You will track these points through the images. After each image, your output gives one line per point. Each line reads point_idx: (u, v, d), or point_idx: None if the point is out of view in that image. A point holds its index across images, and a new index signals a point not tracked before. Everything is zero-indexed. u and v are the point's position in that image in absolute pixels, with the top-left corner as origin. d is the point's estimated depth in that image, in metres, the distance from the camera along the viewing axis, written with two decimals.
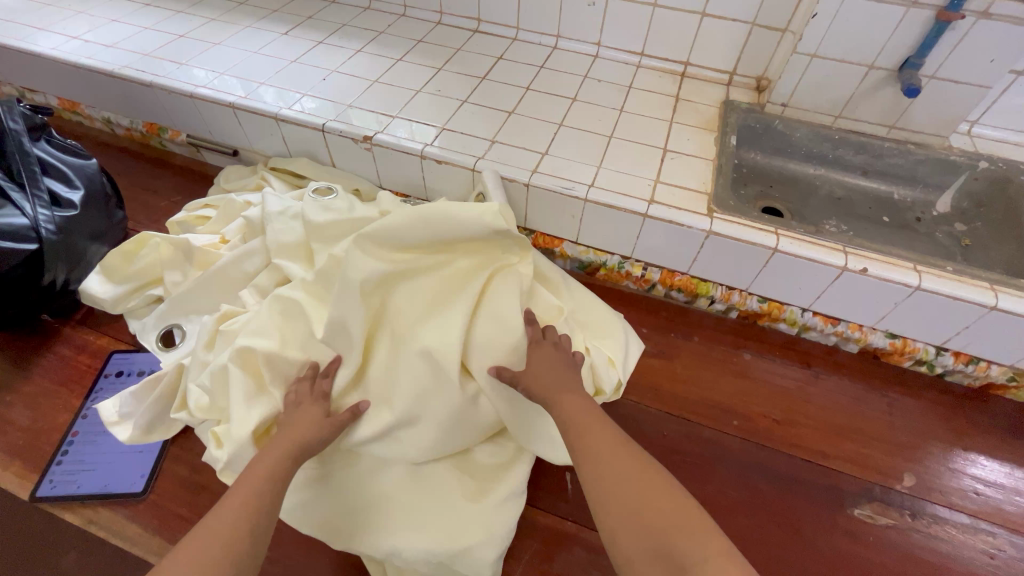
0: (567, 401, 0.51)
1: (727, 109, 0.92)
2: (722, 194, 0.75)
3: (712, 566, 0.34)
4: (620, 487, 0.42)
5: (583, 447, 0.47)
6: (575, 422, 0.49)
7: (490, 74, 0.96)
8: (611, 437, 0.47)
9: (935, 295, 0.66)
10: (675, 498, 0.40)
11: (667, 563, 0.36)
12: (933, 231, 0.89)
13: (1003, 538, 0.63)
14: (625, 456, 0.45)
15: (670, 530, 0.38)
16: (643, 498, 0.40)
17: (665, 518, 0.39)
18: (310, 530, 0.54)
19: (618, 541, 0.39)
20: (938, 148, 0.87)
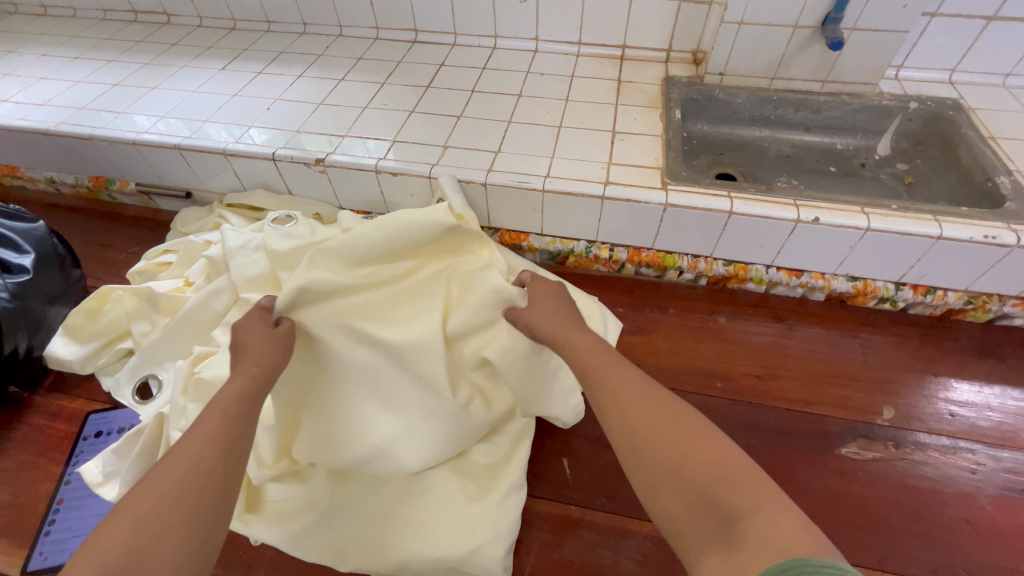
0: (581, 352, 0.50)
1: (668, 85, 0.95)
2: (674, 166, 0.77)
3: (762, 520, 0.33)
4: (654, 439, 0.40)
5: (610, 399, 0.45)
6: (596, 371, 0.48)
7: (434, 81, 0.98)
8: (639, 385, 0.45)
9: (887, 234, 0.68)
10: (714, 445, 0.38)
11: (713, 517, 0.35)
12: (878, 174, 0.93)
13: (982, 453, 0.66)
14: (656, 403, 0.42)
15: (712, 481, 0.36)
16: (679, 449, 0.38)
17: (703, 467, 0.37)
18: (317, 555, 0.56)
19: (657, 495, 0.38)
20: (871, 95, 0.91)
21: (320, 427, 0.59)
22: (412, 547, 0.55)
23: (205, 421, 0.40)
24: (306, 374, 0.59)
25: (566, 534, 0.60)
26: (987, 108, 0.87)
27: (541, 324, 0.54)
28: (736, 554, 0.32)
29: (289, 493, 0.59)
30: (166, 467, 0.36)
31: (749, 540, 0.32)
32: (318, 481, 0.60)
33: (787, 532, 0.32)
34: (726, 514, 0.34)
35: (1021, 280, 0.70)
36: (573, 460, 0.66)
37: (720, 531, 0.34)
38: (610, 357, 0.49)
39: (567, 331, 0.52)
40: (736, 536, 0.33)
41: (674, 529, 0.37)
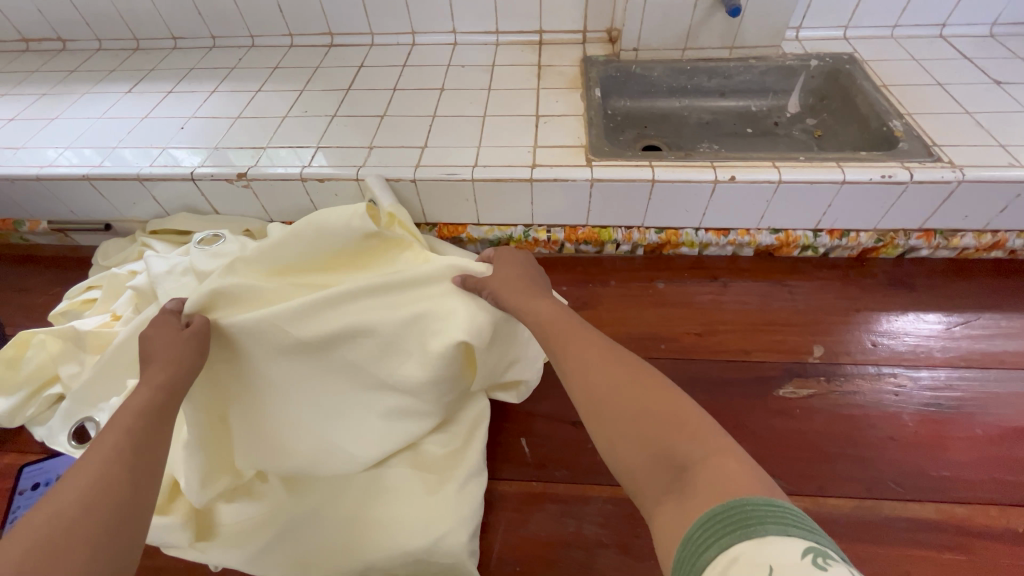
0: (547, 321, 0.51)
1: (587, 65, 0.97)
2: (597, 143, 0.80)
3: (711, 464, 0.33)
4: (612, 396, 0.41)
5: (573, 361, 0.45)
6: (560, 337, 0.48)
7: (354, 83, 0.96)
8: (599, 347, 0.45)
9: (797, 184, 0.72)
10: (671, 399, 0.38)
11: (667, 465, 0.35)
12: (791, 130, 0.98)
13: (903, 376, 0.71)
14: (615, 362, 0.43)
15: (667, 431, 0.36)
16: (636, 403, 0.39)
17: (658, 419, 0.37)
18: (280, 571, 0.56)
19: (615, 449, 0.39)
20: (775, 57, 0.95)
21: (253, 435, 0.58)
22: (376, 546, 0.56)
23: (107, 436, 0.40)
24: (232, 389, 0.58)
25: (529, 510, 0.62)
26: (879, 59, 0.94)
27: (506, 293, 0.56)
28: (688, 498, 0.33)
29: (246, 512, 0.59)
30: (68, 482, 0.35)
31: (700, 484, 0.33)
32: (272, 494, 0.60)
33: (736, 475, 0.32)
34: (680, 461, 0.35)
35: (920, 213, 0.76)
36: (531, 438, 0.68)
37: (674, 477, 0.35)
38: (577, 324, 0.50)
39: (532, 300, 0.54)
40: (689, 480, 0.34)
41: (632, 480, 0.38)
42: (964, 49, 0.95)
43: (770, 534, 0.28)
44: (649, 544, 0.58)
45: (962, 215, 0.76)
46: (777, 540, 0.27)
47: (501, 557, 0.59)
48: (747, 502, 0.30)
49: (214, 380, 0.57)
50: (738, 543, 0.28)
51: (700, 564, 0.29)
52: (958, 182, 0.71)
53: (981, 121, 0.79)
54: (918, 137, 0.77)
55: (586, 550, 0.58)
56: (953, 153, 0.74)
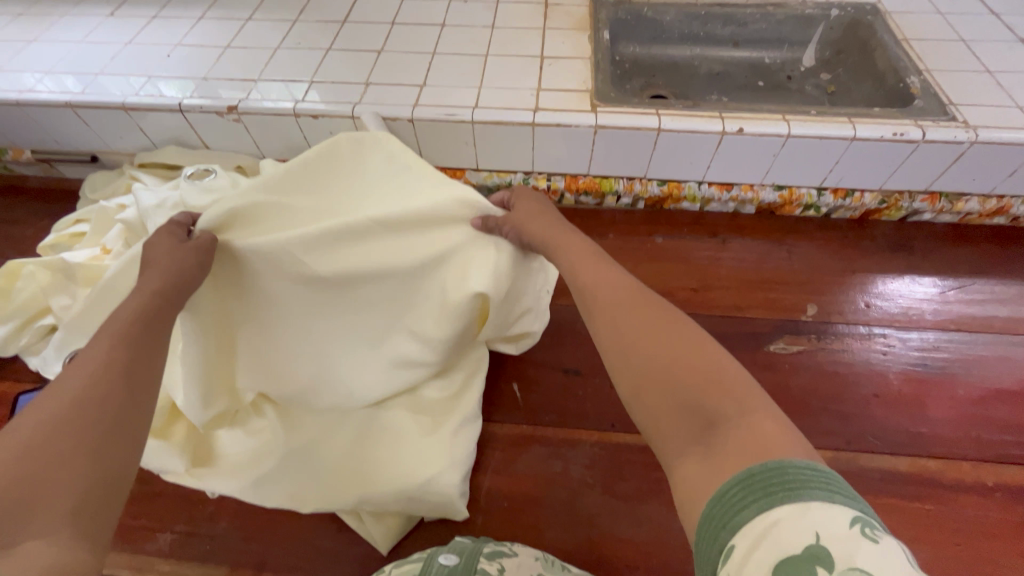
0: (586, 266, 0.48)
1: (596, 6, 0.92)
2: (603, 88, 0.77)
3: (750, 422, 0.31)
4: (642, 343, 0.38)
5: (604, 306, 0.43)
6: (595, 283, 0.46)
7: (350, 15, 0.91)
8: (634, 294, 0.43)
9: (806, 138, 0.70)
10: (708, 352, 0.36)
11: (697, 418, 0.34)
12: (803, 86, 0.95)
13: (892, 337, 0.72)
14: (652, 310, 0.40)
15: (703, 383, 0.34)
16: (669, 352, 0.37)
17: (691, 370, 0.35)
18: (275, 501, 0.57)
19: (639, 397, 0.37)
20: (795, 4, 0.90)
21: (257, 359, 0.60)
22: (368, 483, 0.57)
23: (97, 345, 0.39)
24: (237, 314, 0.57)
25: (519, 450, 0.63)
26: (902, 11, 0.89)
27: (530, 227, 0.54)
28: (715, 455, 0.31)
29: (248, 444, 0.61)
30: (55, 399, 0.34)
31: (733, 439, 0.31)
32: (271, 425, 0.62)
33: (774, 436, 0.30)
34: (713, 414, 0.33)
35: (928, 174, 0.75)
36: (523, 383, 0.69)
37: (703, 430, 0.33)
38: (610, 270, 0.47)
39: (561, 236, 0.52)
40: (720, 435, 0.32)
41: (655, 429, 0.36)
42: (992, 4, 0.90)
43: (813, 498, 0.26)
44: (632, 486, 0.60)
45: (970, 178, 0.75)
46: (821, 506, 0.26)
47: (489, 492, 0.61)
48: (789, 464, 0.28)
49: (221, 304, 0.56)
50: (784, 505, 0.26)
51: (732, 523, 0.28)
52: (970, 143, 0.69)
53: (1000, 80, 0.76)
54: (934, 95, 0.74)
55: (571, 489, 0.60)
56: (968, 113, 0.72)
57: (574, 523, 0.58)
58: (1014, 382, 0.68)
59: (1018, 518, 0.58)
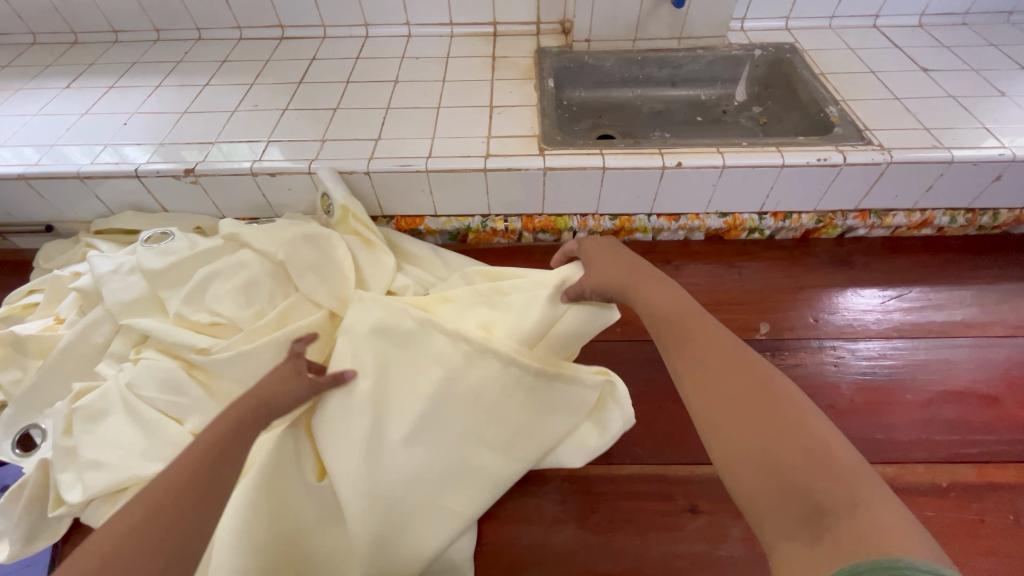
0: (675, 314, 0.47)
1: (540, 57, 0.98)
2: (549, 132, 0.81)
3: (862, 514, 0.28)
4: (737, 409, 0.36)
5: (698, 360, 0.41)
6: (687, 334, 0.44)
7: (307, 76, 0.95)
8: (722, 348, 0.41)
9: (740, 169, 0.75)
10: (821, 431, 0.33)
11: (802, 499, 0.30)
12: (738, 118, 1.01)
13: (842, 348, 0.75)
14: (744, 370, 0.38)
15: (810, 461, 0.31)
16: (774, 424, 0.34)
17: (801, 446, 0.32)
18: None
19: (731, 467, 0.35)
20: (722, 47, 0.99)
21: (319, 500, 0.56)
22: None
23: (203, 435, 0.42)
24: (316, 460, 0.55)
25: None
26: (817, 49, 0.98)
27: (608, 273, 0.56)
28: (821, 546, 0.28)
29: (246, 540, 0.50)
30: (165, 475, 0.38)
31: (845, 533, 0.28)
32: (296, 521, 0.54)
33: (892, 532, 0.27)
34: (821, 501, 0.30)
35: (856, 194, 0.80)
36: None
37: (806, 516, 0.30)
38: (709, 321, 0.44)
39: (645, 283, 0.52)
40: (826, 521, 0.29)
41: (752, 507, 0.33)
42: (896, 39, 1.00)
43: None
44: (605, 518, 0.60)
45: (894, 195, 0.81)
46: None
47: None
48: (899, 558, 0.25)
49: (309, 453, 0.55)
50: None
51: None
52: (887, 163, 0.75)
53: (909, 106, 0.84)
54: (851, 122, 0.81)
55: (544, 527, 0.60)
56: (883, 136, 0.78)
57: (550, 563, 0.58)
58: (957, 383, 0.71)
59: (976, 516, 0.60)
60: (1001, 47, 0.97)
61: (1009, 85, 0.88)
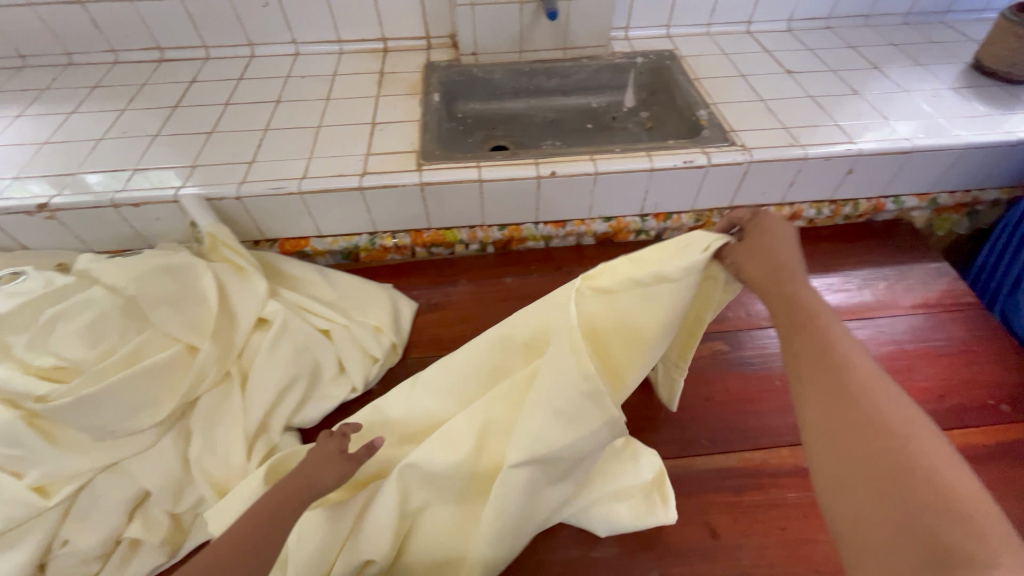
0: (800, 334, 0.45)
1: (429, 71, 0.99)
2: (429, 147, 0.81)
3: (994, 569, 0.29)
4: (865, 439, 0.37)
5: (822, 382, 0.41)
6: (814, 353, 0.43)
7: (183, 100, 0.92)
8: (858, 375, 0.40)
9: (612, 174, 0.78)
10: (950, 471, 0.33)
11: (920, 539, 0.31)
12: (626, 124, 1.04)
13: (723, 340, 0.78)
14: (877, 402, 0.38)
15: (938, 501, 0.32)
16: (900, 464, 0.34)
17: (929, 490, 0.33)
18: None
19: (843, 496, 0.36)
20: (606, 56, 1.02)
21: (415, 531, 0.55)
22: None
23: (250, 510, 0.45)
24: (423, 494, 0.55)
25: None
26: (695, 55, 1.03)
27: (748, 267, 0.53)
28: None
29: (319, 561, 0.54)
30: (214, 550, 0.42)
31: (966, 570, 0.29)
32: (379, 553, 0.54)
33: None
34: (945, 540, 0.30)
35: (727, 192, 0.84)
36: None
37: (923, 545, 0.31)
38: (842, 335, 0.44)
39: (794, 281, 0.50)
40: (942, 558, 0.30)
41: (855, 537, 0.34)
42: (767, 43, 1.06)
43: None
44: None
45: (762, 191, 0.85)
46: None
47: None
48: None
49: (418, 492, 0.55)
50: None
51: None
52: (747, 163, 0.79)
53: (772, 106, 0.89)
54: (718, 125, 0.85)
55: None
56: (745, 137, 0.83)
57: None
58: None
59: None
60: (859, 48, 1.04)
61: (864, 83, 0.95)
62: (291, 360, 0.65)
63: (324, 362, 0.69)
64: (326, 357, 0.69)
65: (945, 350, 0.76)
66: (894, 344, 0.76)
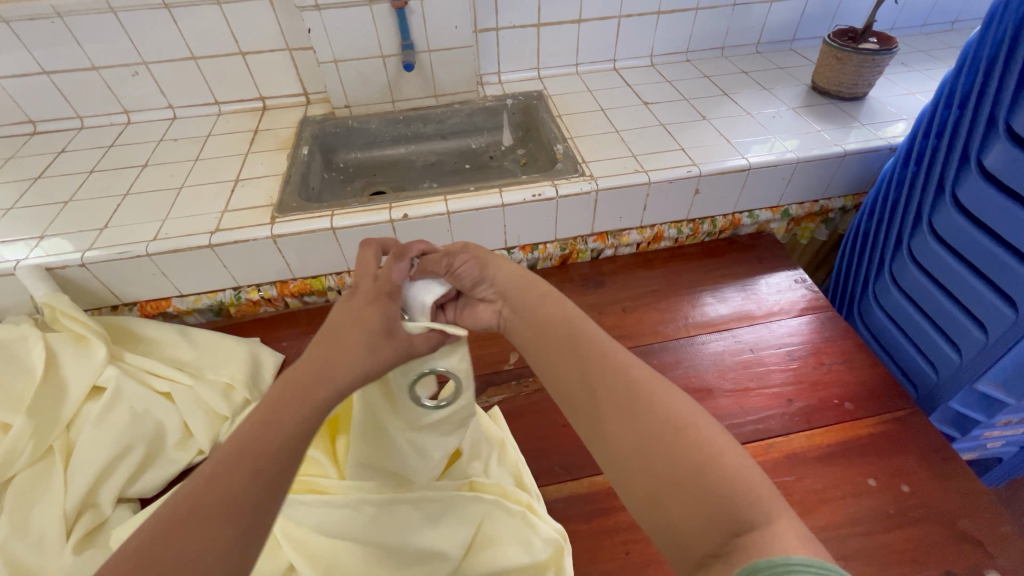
0: (580, 345, 0.46)
1: (303, 125, 1.02)
2: (287, 199, 0.83)
3: (779, 526, 0.31)
4: (655, 440, 0.37)
5: (608, 394, 0.42)
6: (592, 367, 0.44)
7: (46, 170, 0.92)
8: (629, 372, 0.42)
9: (463, 212, 0.80)
10: (724, 449, 0.36)
11: (721, 524, 0.32)
12: (503, 161, 1.08)
13: None
14: (651, 395, 0.40)
15: (718, 486, 0.34)
16: (687, 459, 0.35)
17: (716, 471, 0.34)
18: None
19: (656, 503, 0.36)
20: (477, 100, 1.07)
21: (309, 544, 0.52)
22: None
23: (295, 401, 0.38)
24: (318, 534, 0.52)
25: None
26: (561, 93, 1.09)
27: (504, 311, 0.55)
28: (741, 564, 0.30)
29: None
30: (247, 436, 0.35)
31: (752, 556, 0.30)
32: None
33: (799, 546, 0.29)
34: (736, 529, 0.32)
35: (585, 220, 0.87)
36: None
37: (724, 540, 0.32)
38: (603, 342, 0.46)
39: (554, 300, 0.52)
40: (733, 551, 0.31)
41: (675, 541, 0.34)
42: (629, 78, 1.13)
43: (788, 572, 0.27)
44: None
45: (619, 216, 0.88)
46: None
47: None
48: (790, 560, 0.28)
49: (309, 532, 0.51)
50: None
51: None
52: (595, 191, 0.83)
53: (624, 136, 0.94)
54: (572, 157, 0.89)
55: None
56: (595, 167, 0.87)
57: None
58: (680, 381, 0.75)
59: None
60: (713, 78, 1.12)
61: (712, 108, 1.01)
62: (124, 428, 0.62)
63: (168, 425, 0.65)
64: (171, 422, 0.66)
65: (796, 354, 0.78)
66: (748, 352, 0.79)
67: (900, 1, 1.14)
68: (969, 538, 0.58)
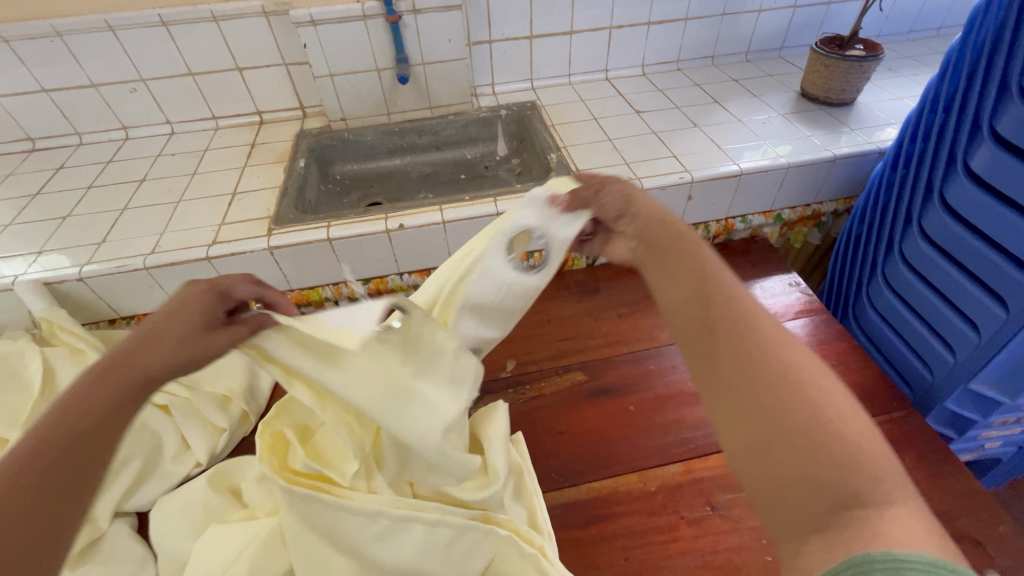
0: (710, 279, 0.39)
1: (299, 138, 1.03)
2: (283, 211, 0.83)
3: (904, 517, 0.26)
4: (774, 387, 0.31)
5: (724, 330, 0.36)
6: (713, 302, 0.37)
7: (44, 187, 0.92)
8: (754, 316, 0.36)
9: (458, 221, 0.81)
10: (855, 417, 0.30)
11: (833, 493, 0.28)
12: (498, 171, 1.09)
13: (583, 371, 0.79)
14: (779, 343, 0.34)
15: (844, 454, 0.28)
16: (809, 417, 0.30)
17: (844, 436, 0.29)
18: None
19: (754, 455, 0.31)
20: (471, 111, 1.08)
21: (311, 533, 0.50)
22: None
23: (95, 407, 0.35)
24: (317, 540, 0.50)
25: None
26: (554, 103, 1.10)
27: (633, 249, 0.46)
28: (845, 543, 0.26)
29: None
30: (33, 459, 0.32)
31: (862, 536, 0.26)
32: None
33: (924, 539, 0.25)
34: (853, 504, 0.27)
35: None
36: None
37: (829, 512, 0.27)
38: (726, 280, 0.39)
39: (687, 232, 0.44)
40: (842, 528, 0.27)
41: (771, 497, 0.30)
42: (622, 87, 1.14)
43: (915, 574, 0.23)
44: None
45: None
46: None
47: None
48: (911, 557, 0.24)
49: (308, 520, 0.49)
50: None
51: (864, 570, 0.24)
52: None
53: (617, 145, 0.95)
54: (565, 166, 0.90)
55: None
56: None
57: None
58: (677, 386, 0.75)
59: (679, 514, 0.62)
60: (704, 86, 1.13)
61: (703, 115, 1.03)
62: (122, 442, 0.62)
63: (165, 439, 0.66)
64: (168, 437, 0.66)
65: None
66: None
67: (885, 9, 1.16)
68: (967, 539, 0.58)
